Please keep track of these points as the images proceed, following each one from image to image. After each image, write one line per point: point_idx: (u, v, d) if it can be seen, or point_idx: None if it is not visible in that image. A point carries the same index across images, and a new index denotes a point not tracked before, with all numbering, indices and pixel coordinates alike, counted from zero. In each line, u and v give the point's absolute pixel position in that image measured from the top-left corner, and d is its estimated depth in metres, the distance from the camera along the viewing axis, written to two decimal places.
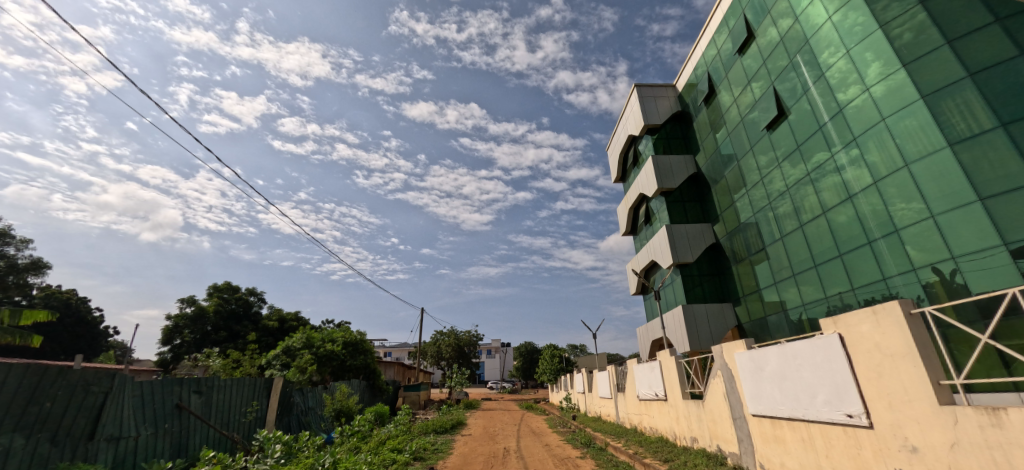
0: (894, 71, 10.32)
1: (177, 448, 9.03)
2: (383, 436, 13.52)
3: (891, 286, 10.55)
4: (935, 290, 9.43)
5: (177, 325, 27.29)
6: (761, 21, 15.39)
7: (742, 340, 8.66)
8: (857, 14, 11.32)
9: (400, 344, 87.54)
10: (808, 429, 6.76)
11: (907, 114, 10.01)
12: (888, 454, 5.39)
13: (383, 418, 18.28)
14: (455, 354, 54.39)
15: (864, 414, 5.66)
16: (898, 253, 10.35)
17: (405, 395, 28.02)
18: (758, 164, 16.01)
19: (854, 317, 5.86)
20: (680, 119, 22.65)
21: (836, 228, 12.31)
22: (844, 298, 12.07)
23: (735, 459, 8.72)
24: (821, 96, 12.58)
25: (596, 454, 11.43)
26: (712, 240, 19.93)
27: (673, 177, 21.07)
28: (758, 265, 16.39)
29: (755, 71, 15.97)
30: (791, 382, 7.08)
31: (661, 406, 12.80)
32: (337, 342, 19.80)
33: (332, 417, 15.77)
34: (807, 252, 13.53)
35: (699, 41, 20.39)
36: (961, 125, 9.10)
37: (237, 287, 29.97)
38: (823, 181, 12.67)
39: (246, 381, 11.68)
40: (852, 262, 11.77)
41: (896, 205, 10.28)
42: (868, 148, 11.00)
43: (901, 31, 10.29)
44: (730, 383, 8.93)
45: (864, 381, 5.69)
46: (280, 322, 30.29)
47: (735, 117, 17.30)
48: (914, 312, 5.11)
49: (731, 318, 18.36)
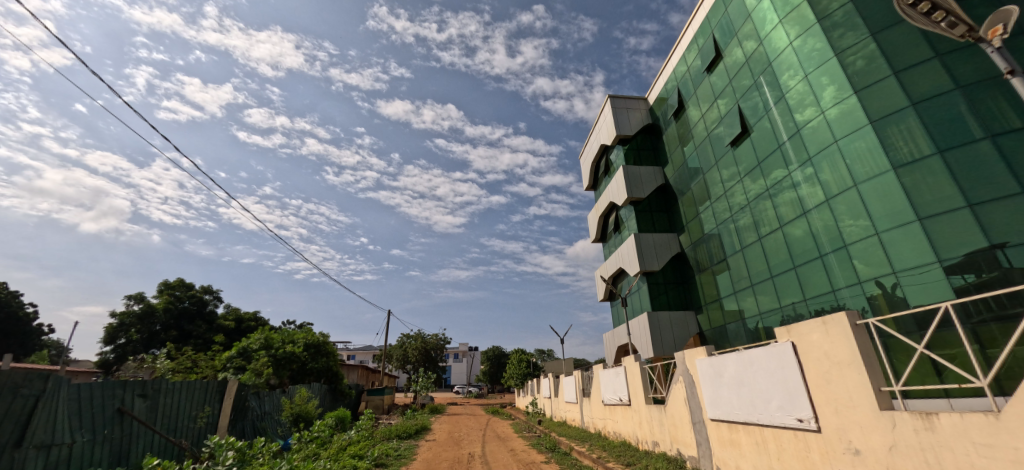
0: (846, 96, 11.10)
1: (117, 455, 8.41)
2: (344, 443, 13.10)
3: (839, 298, 11.24)
4: (878, 302, 10.15)
5: (123, 323, 25.52)
6: (728, 42, 16.15)
7: (703, 347, 9.00)
8: (816, 40, 12.07)
9: (366, 346, 85.97)
10: (762, 433, 7.08)
11: (857, 137, 10.77)
12: (833, 456, 5.74)
13: (344, 423, 17.78)
14: (421, 358, 53.50)
15: (813, 419, 6.01)
16: (846, 266, 11.04)
17: (369, 399, 27.37)
18: (721, 178, 16.73)
19: (805, 327, 6.22)
20: (651, 131, 23.37)
21: (792, 241, 13.00)
22: (796, 308, 12.76)
23: (693, 462, 9.05)
24: (781, 116, 13.33)
25: (561, 459, 11.52)
26: (677, 250, 20.62)
27: (642, 187, 21.65)
28: (720, 275, 17.06)
29: (721, 88, 16.70)
30: (747, 388, 7.40)
31: (624, 411, 13.05)
32: (299, 345, 19.18)
33: (290, 423, 15.08)
34: (765, 264, 14.25)
35: (671, 57, 21.12)
36: (904, 149, 9.87)
37: (192, 284, 28.46)
38: (780, 196, 13.39)
39: (195, 384, 11.02)
40: (805, 274, 12.47)
41: (845, 222, 11.01)
42: (822, 167, 11.72)
43: (855, 58, 11.08)
44: (691, 388, 9.26)
45: (813, 388, 6.05)
46: (237, 321, 29.04)
47: (702, 132, 18.02)
48: (860, 324, 5.47)
49: (694, 326, 19.04)
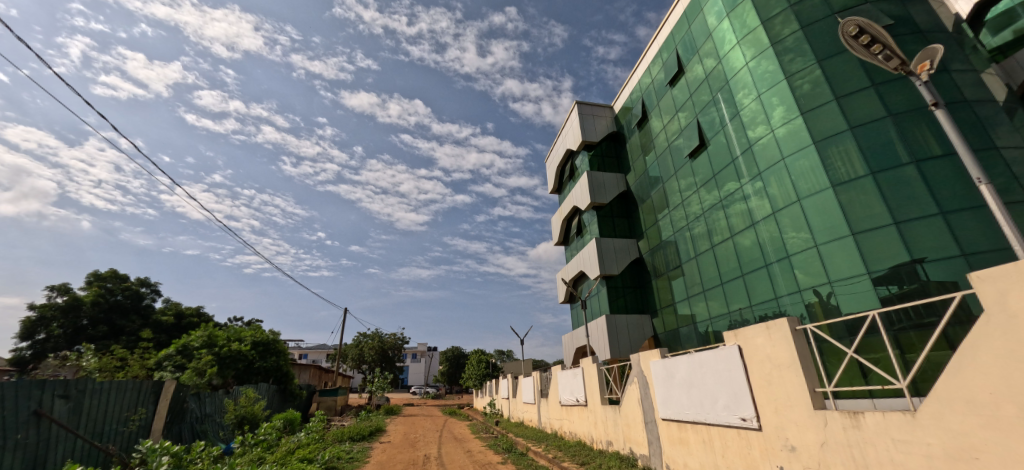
0: (794, 117, 11.91)
1: (31, 462, 7.61)
2: (292, 446, 12.52)
3: (781, 304, 12.02)
4: (815, 309, 10.95)
5: (42, 317, 22.90)
6: (690, 58, 16.91)
7: (657, 349, 9.34)
8: (769, 63, 12.87)
9: (319, 346, 82.57)
10: (709, 431, 7.45)
11: (801, 155, 11.58)
12: (771, 452, 6.13)
13: (293, 426, 17.01)
14: (378, 358, 52.08)
15: (755, 418, 6.39)
16: (788, 276, 11.84)
17: (320, 401, 26.32)
18: (679, 188, 17.46)
19: (751, 331, 6.61)
20: (615, 139, 24.04)
21: (741, 250, 13.78)
22: (743, 313, 13.53)
23: (644, 460, 9.37)
24: (735, 131, 14.10)
25: (517, 460, 11.58)
26: (636, 255, 21.31)
27: (605, 193, 22.21)
28: (675, 281, 17.79)
29: (682, 102, 17.45)
30: (697, 388, 7.76)
31: (581, 412, 13.32)
32: (246, 342, 18.15)
33: (233, 425, 14.21)
34: (716, 271, 15.00)
35: (637, 68, 21.82)
36: (842, 169, 10.72)
37: (126, 276, 26.34)
38: (732, 207, 14.16)
39: (127, 384, 10.15)
40: (752, 281, 13.24)
41: (789, 234, 11.80)
42: (770, 182, 12.51)
43: (802, 82, 11.92)
44: (644, 388, 9.59)
45: (756, 389, 6.43)
46: (177, 317, 27.16)
47: (663, 143, 18.74)
48: (798, 329, 5.88)
49: (649, 329, 19.74)
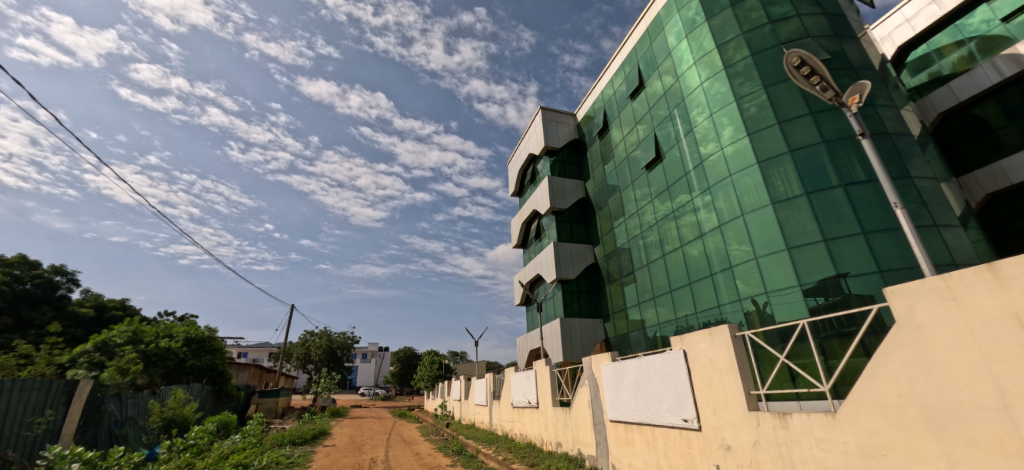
0: (741, 137, 12.74)
1: None
2: (226, 450, 11.73)
3: (723, 312, 12.79)
4: (752, 317, 11.73)
5: None
6: (650, 73, 17.66)
7: (608, 353, 9.64)
8: (721, 85, 13.71)
9: (260, 344, 77.82)
10: (653, 432, 7.78)
11: (746, 173, 12.41)
12: (709, 451, 6.50)
13: (228, 429, 15.93)
14: (325, 358, 49.87)
15: (696, 419, 6.75)
16: (730, 285, 12.61)
17: (260, 403, 24.81)
18: (635, 197, 18.14)
19: (695, 337, 6.98)
20: (577, 147, 24.61)
21: (689, 260, 14.52)
22: (688, 320, 14.26)
23: (592, 460, 9.63)
24: (688, 147, 14.88)
25: (467, 462, 11.51)
26: (592, 261, 21.89)
27: (565, 198, 22.65)
28: (627, 287, 18.43)
29: (641, 115, 18.16)
30: (644, 391, 8.08)
31: (532, 414, 13.46)
32: (177, 339, 16.85)
33: (159, 429, 13.05)
34: (666, 278, 15.70)
35: (600, 79, 22.48)
36: (781, 188, 11.60)
37: (37, 264, 23.63)
38: (683, 218, 14.90)
39: (32, 384, 9.09)
40: (697, 290, 13.99)
41: (733, 246, 12.59)
42: (718, 197, 13.29)
43: (749, 105, 12.80)
44: (595, 391, 9.86)
45: (698, 391, 6.80)
46: (97, 310, 24.74)
47: (622, 153, 19.41)
48: (738, 335, 6.28)
49: (601, 333, 20.32)
